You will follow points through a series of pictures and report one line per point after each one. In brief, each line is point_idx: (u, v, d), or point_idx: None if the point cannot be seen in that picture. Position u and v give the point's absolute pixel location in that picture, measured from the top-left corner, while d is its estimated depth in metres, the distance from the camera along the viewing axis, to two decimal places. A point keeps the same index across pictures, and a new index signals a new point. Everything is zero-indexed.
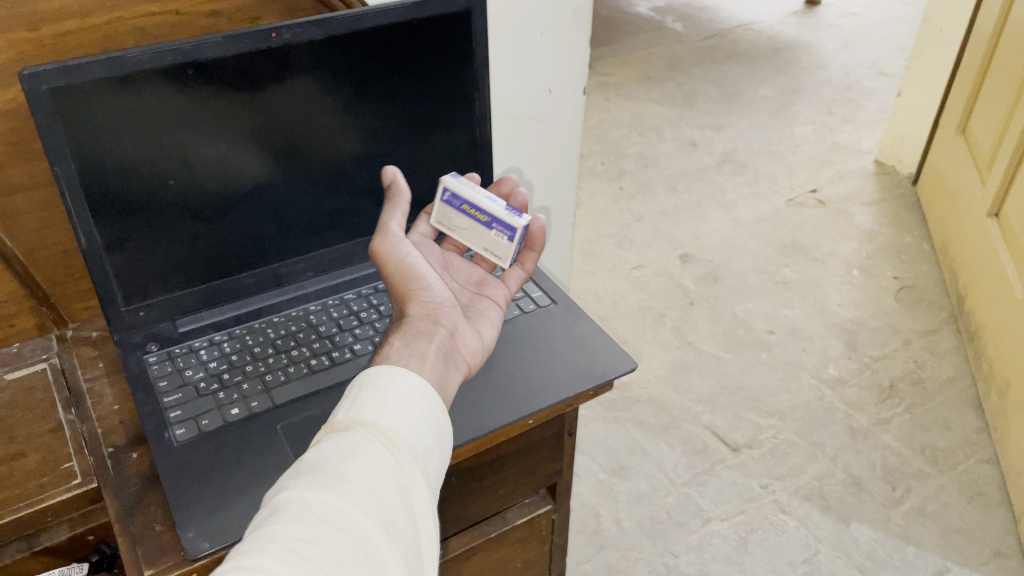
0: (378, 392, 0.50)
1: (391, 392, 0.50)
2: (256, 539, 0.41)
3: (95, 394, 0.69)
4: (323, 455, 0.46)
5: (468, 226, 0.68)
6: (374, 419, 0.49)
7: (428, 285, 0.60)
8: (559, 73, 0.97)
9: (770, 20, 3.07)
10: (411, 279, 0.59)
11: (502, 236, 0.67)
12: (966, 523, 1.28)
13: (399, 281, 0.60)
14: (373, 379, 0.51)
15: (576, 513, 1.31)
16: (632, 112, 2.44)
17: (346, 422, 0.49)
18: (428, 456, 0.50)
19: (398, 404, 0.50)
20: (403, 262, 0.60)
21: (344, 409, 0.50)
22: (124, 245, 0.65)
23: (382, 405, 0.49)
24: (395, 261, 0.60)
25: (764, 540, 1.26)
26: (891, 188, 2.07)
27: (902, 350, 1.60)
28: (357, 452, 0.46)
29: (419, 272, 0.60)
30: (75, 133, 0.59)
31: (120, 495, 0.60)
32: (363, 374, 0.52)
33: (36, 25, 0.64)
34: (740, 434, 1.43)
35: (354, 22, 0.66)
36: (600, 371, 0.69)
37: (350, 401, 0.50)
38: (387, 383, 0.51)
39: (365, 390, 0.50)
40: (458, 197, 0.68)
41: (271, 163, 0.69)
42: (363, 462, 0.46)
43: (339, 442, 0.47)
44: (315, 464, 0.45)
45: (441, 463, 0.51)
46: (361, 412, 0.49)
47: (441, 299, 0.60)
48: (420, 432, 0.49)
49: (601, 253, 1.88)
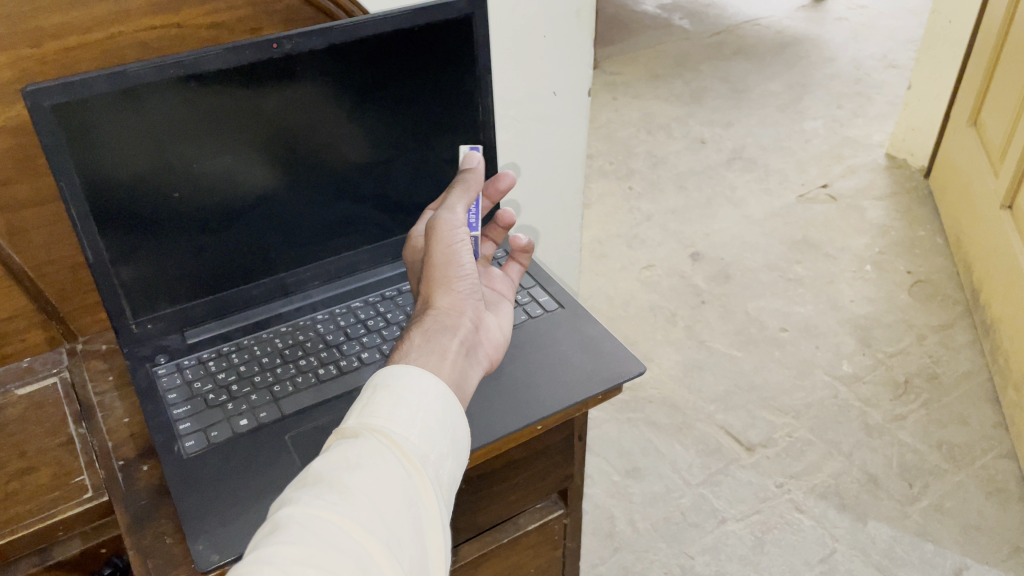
0: (391, 395, 0.49)
1: (405, 395, 0.49)
2: (253, 561, 0.40)
3: (105, 407, 0.70)
4: (330, 465, 0.45)
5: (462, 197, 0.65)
6: (385, 425, 0.48)
7: (464, 276, 0.58)
8: (563, 75, 0.97)
9: (777, 15, 3.05)
10: (450, 267, 0.58)
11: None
12: (985, 520, 1.26)
13: (436, 267, 0.58)
14: (386, 381, 0.50)
15: (589, 515, 1.30)
16: (641, 111, 2.43)
17: (356, 428, 0.48)
18: (441, 462, 0.49)
19: (412, 409, 0.49)
20: (449, 246, 0.58)
21: (356, 413, 0.49)
22: (132, 258, 0.66)
23: (394, 409, 0.49)
24: (444, 244, 0.58)
25: (780, 539, 1.25)
26: (903, 182, 2.05)
27: (917, 345, 1.58)
28: (364, 463, 0.46)
29: (457, 261, 0.58)
30: (79, 147, 0.60)
31: (130, 508, 0.62)
32: (376, 377, 0.51)
33: (37, 41, 0.65)
34: (754, 434, 1.42)
35: (355, 29, 0.66)
36: (608, 374, 0.69)
37: (362, 404, 0.50)
38: (401, 387, 0.50)
39: (378, 393, 0.50)
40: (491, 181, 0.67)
41: (275, 171, 0.69)
42: (369, 474, 0.45)
43: (346, 451, 0.46)
44: (320, 476, 0.45)
45: (456, 468, 0.50)
46: (372, 416, 0.48)
47: (468, 291, 0.58)
48: (432, 439, 0.49)
49: (611, 254, 1.87)
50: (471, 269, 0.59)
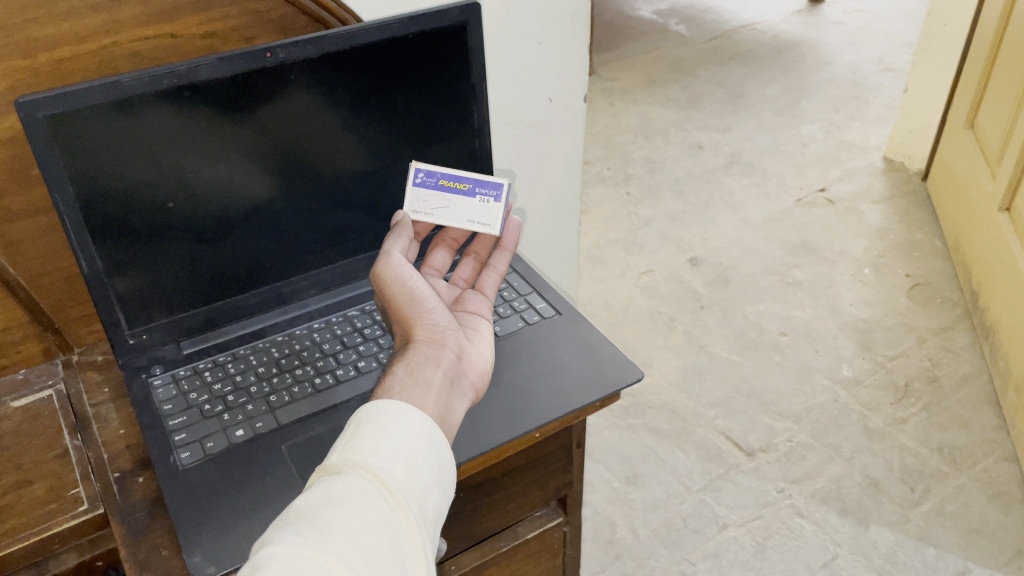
0: (374, 430, 0.49)
1: (388, 429, 0.49)
2: None
3: (101, 419, 0.70)
4: (312, 503, 0.45)
5: (449, 201, 0.68)
6: (368, 460, 0.48)
7: (432, 309, 0.58)
8: (559, 82, 0.97)
9: (773, 19, 3.05)
10: (414, 303, 0.58)
11: (488, 199, 0.68)
12: (986, 523, 1.26)
13: (400, 306, 0.58)
14: (369, 416, 0.50)
15: (590, 522, 1.30)
16: (638, 117, 2.43)
17: (339, 464, 0.48)
18: (425, 496, 0.48)
19: (394, 443, 0.49)
20: (405, 284, 0.59)
21: (338, 450, 0.49)
22: (127, 269, 0.66)
23: (377, 444, 0.48)
24: (397, 285, 0.59)
25: (781, 545, 1.25)
26: (900, 185, 2.05)
27: (917, 349, 1.58)
28: (346, 500, 0.45)
29: (422, 296, 0.58)
30: (74, 160, 0.60)
31: (127, 521, 0.61)
32: (359, 412, 0.51)
33: (30, 53, 0.65)
34: (755, 439, 1.41)
35: (349, 38, 0.65)
36: (606, 382, 0.68)
37: (346, 441, 0.49)
38: (384, 421, 0.50)
39: (361, 428, 0.49)
40: (433, 172, 0.68)
41: (272, 182, 0.69)
42: (351, 511, 0.44)
43: (329, 488, 0.46)
44: (302, 514, 0.44)
45: (441, 502, 0.50)
46: (356, 452, 0.48)
47: (445, 324, 0.58)
48: (416, 473, 0.48)
49: (609, 259, 1.87)
50: (437, 303, 0.59)
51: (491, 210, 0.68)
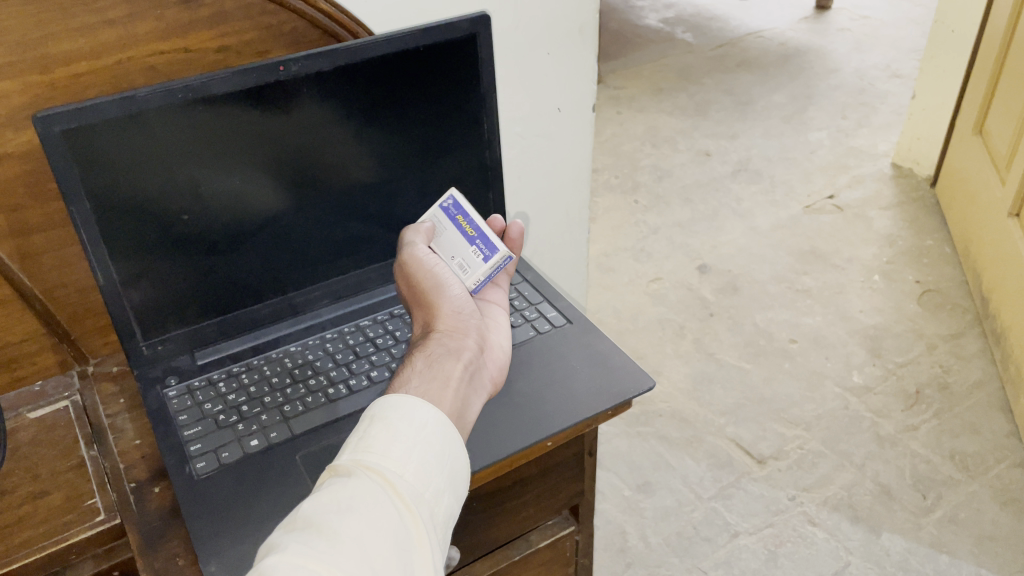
0: (387, 429, 0.49)
1: (401, 428, 0.49)
2: None
3: (116, 429, 0.72)
4: (320, 508, 0.45)
5: (451, 235, 0.66)
6: (379, 462, 0.48)
7: (454, 298, 0.60)
8: (567, 92, 0.98)
9: (780, 27, 3.06)
10: (438, 290, 0.60)
11: (479, 254, 0.65)
12: (999, 530, 1.25)
13: (426, 293, 0.61)
14: (383, 413, 0.50)
15: (601, 531, 1.29)
16: (646, 125, 2.44)
17: (350, 466, 0.48)
18: (437, 499, 0.49)
19: (406, 444, 0.49)
20: (430, 271, 0.62)
21: (350, 449, 0.49)
22: (141, 280, 0.67)
23: (389, 444, 0.48)
24: (422, 271, 0.62)
25: (793, 553, 1.24)
26: (909, 191, 2.05)
27: (927, 355, 1.57)
28: (355, 506, 0.45)
29: (446, 283, 0.61)
30: (89, 173, 0.60)
31: (143, 529, 0.64)
32: (373, 407, 0.51)
33: (48, 67, 0.66)
34: (765, 446, 1.41)
35: (359, 52, 0.66)
36: (618, 390, 0.69)
37: (358, 438, 0.49)
38: (398, 420, 0.50)
39: (374, 425, 0.49)
40: (458, 210, 0.67)
41: (284, 193, 0.70)
42: (359, 518, 0.45)
43: (338, 491, 0.46)
44: (310, 520, 0.44)
45: (453, 504, 0.50)
46: (367, 451, 0.48)
47: (468, 313, 0.59)
48: (427, 475, 0.49)
49: (618, 268, 1.87)
50: (459, 291, 0.61)
51: (478, 264, 0.65)
